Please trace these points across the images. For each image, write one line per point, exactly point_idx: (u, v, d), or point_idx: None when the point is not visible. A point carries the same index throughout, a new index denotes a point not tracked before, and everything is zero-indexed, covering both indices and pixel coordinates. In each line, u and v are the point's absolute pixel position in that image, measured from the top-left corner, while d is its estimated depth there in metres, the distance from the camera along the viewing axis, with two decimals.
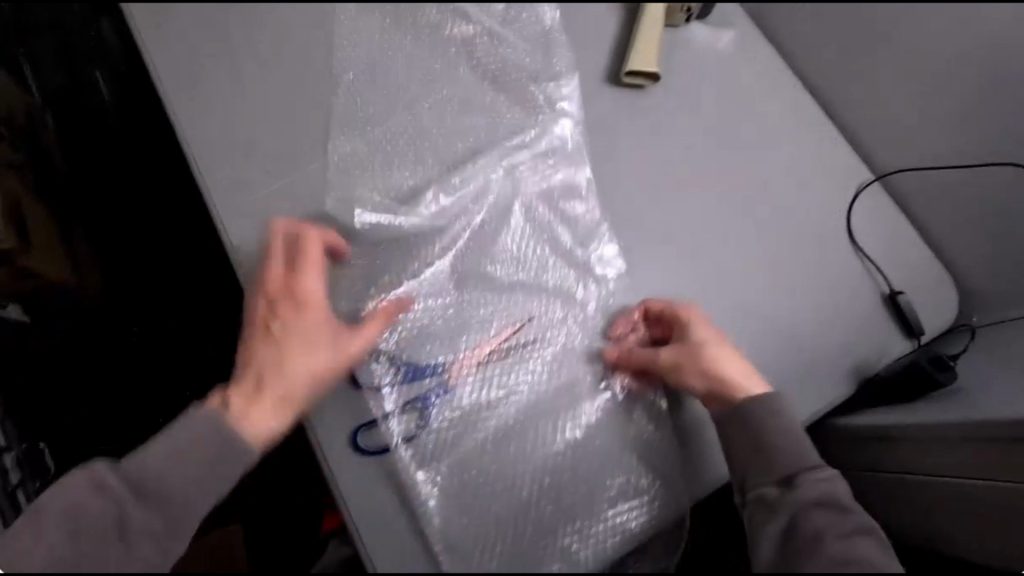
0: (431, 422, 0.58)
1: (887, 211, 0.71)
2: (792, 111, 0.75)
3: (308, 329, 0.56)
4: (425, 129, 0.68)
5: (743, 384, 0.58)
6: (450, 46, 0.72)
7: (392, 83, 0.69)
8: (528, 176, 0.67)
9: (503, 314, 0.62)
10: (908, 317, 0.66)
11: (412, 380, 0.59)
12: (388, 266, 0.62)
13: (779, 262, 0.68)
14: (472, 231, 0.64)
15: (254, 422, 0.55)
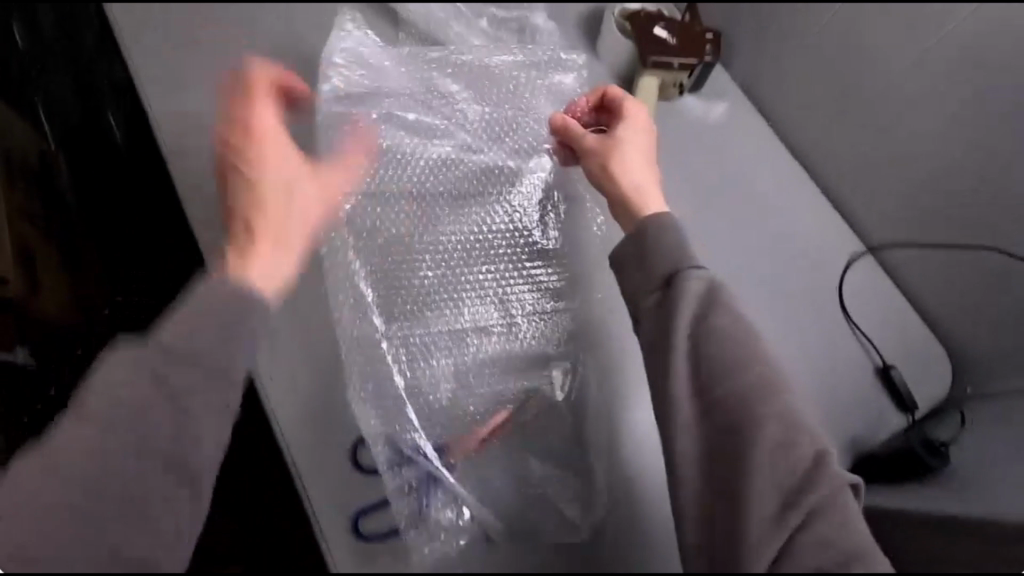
0: (427, 504, 0.59)
1: (878, 285, 0.73)
2: (783, 178, 0.78)
3: (281, 167, 0.56)
4: (418, 247, 0.65)
5: (649, 194, 0.58)
6: (436, 138, 0.69)
7: (377, 188, 0.65)
8: (539, 234, 0.67)
9: (505, 388, 0.63)
10: (901, 391, 0.66)
11: (410, 465, 0.59)
12: (396, 322, 0.62)
13: (775, 327, 0.69)
14: (477, 350, 0.63)
15: (263, 258, 0.50)
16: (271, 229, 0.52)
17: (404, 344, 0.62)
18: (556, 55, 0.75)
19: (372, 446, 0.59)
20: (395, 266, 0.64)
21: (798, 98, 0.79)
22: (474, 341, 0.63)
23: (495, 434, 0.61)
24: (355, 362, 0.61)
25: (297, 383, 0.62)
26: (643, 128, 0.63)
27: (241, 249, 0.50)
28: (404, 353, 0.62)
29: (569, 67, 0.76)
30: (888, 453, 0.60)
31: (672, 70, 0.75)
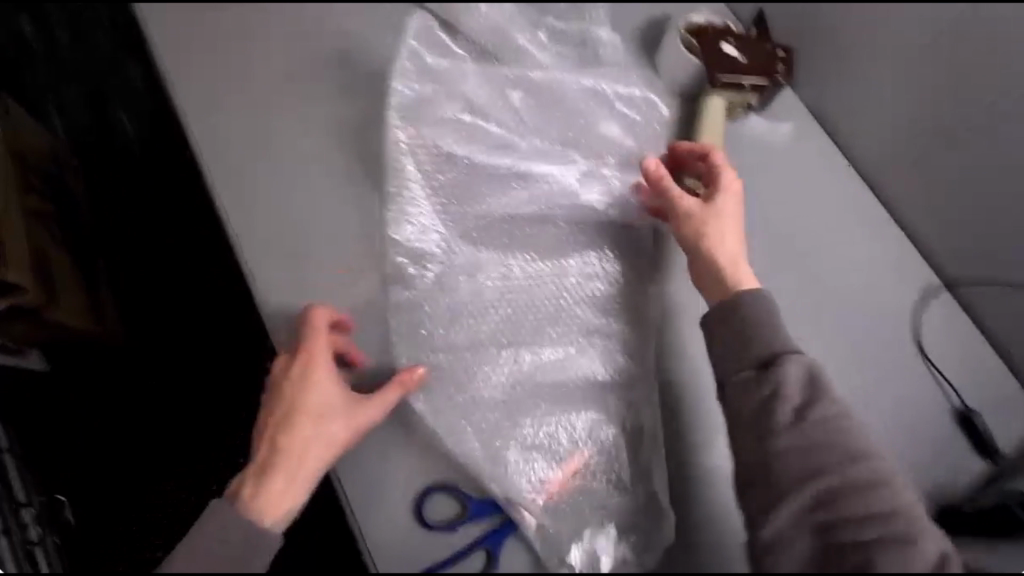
0: (497, 560, 0.55)
1: (959, 320, 0.68)
2: (853, 205, 0.74)
3: (314, 397, 0.55)
4: (487, 265, 0.65)
5: (739, 265, 0.58)
6: (504, 158, 0.68)
7: (445, 208, 0.66)
8: (604, 274, 0.65)
9: (574, 436, 0.59)
10: (984, 438, 0.63)
11: (477, 517, 0.56)
12: (464, 357, 0.61)
13: (847, 367, 0.66)
14: (551, 366, 0.61)
15: (277, 487, 0.52)
16: (293, 461, 0.53)
17: (469, 382, 0.60)
18: (621, 77, 0.74)
19: (437, 496, 0.57)
20: (462, 305, 0.63)
21: (871, 121, 0.75)
22: (547, 359, 0.61)
23: (570, 481, 0.57)
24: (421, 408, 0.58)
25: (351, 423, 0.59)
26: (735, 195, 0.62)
27: (261, 472, 0.53)
28: (464, 391, 0.59)
29: (635, 91, 0.74)
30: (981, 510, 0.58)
31: (741, 90, 0.71)
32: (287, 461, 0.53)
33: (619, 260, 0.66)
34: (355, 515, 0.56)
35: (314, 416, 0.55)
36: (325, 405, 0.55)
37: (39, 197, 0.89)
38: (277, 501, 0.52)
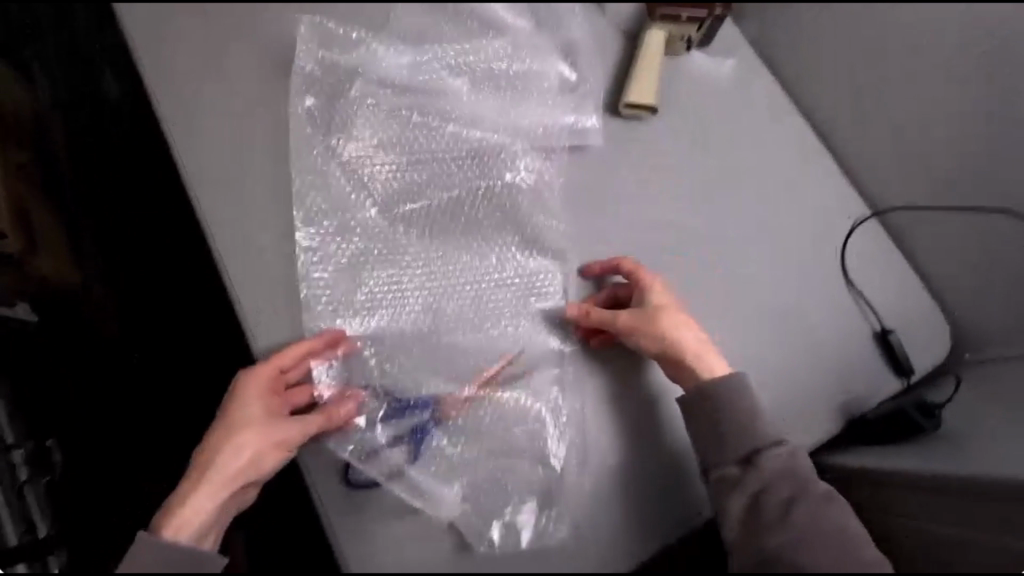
0: (420, 453, 0.61)
1: (885, 247, 0.71)
2: (793, 140, 0.74)
3: (243, 422, 0.59)
4: (402, 253, 0.66)
5: (711, 355, 0.62)
6: (417, 151, 0.68)
7: (358, 200, 0.66)
8: (534, 221, 0.68)
9: (497, 349, 0.65)
10: (899, 355, 0.66)
11: (403, 414, 0.62)
12: (382, 317, 0.64)
13: (771, 295, 0.68)
14: (455, 347, 0.64)
15: (190, 500, 0.58)
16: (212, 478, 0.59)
17: (388, 338, 0.64)
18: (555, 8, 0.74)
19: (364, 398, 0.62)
20: (385, 286, 0.65)
21: (810, 56, 0.77)
22: (466, 342, 0.64)
23: (484, 407, 0.63)
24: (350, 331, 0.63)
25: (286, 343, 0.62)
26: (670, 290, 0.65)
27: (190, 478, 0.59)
28: (380, 347, 0.64)
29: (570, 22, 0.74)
30: (882, 415, 0.63)
31: (680, 22, 0.72)
32: (208, 477, 0.59)
33: (534, 252, 0.67)
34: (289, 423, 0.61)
35: (236, 433, 0.59)
36: (246, 423, 0.59)
37: None
38: (191, 513, 0.58)
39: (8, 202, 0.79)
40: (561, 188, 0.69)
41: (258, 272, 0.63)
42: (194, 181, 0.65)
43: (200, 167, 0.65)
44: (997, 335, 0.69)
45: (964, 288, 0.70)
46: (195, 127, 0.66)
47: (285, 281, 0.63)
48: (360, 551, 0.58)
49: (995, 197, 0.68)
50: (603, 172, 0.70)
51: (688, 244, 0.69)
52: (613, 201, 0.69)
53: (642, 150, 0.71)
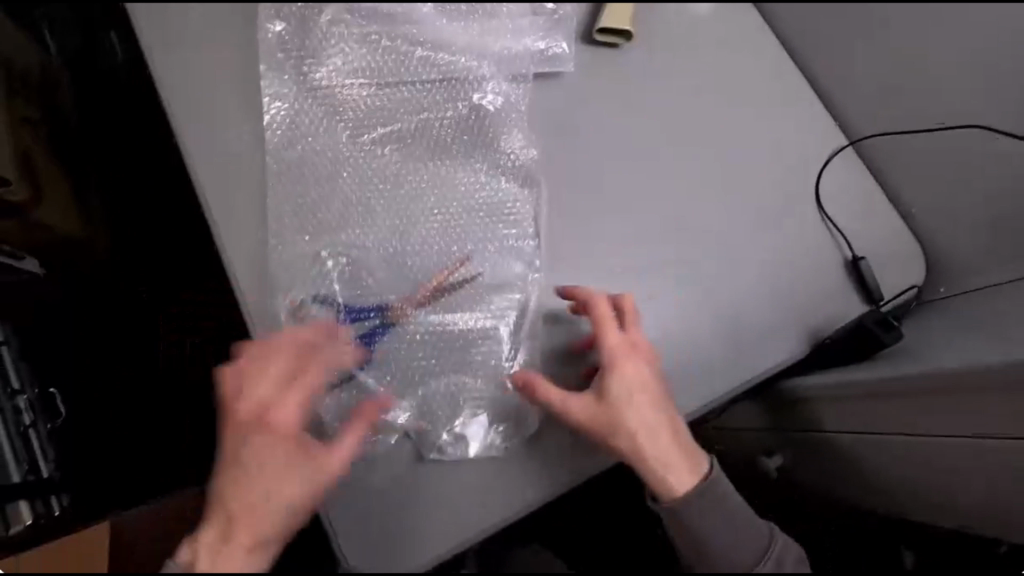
0: (370, 356, 0.60)
1: (860, 178, 0.70)
2: (777, 70, 0.72)
3: (266, 466, 0.54)
4: (371, 175, 0.64)
5: (682, 459, 0.58)
6: (389, 75, 0.66)
7: (329, 125, 0.64)
8: (502, 139, 0.66)
9: (446, 259, 0.63)
10: (868, 282, 0.66)
11: (352, 321, 0.61)
12: (351, 235, 0.62)
13: (738, 222, 0.67)
14: (424, 269, 0.63)
15: (229, 558, 0.53)
16: (241, 531, 0.53)
17: (356, 254, 0.62)
18: None
19: (313, 306, 0.61)
20: (354, 209, 0.63)
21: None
22: (434, 263, 0.63)
23: (450, 322, 0.62)
24: (311, 240, 0.62)
25: (254, 251, 0.62)
26: (653, 373, 0.59)
27: (216, 536, 0.53)
28: (343, 260, 0.62)
29: None
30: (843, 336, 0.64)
31: None
32: (235, 530, 0.53)
33: (506, 179, 0.65)
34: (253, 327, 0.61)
35: (261, 471, 0.54)
36: (267, 456, 0.54)
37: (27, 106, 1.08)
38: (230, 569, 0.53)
39: (14, 152, 1.01)
40: (529, 113, 0.68)
41: (221, 191, 0.63)
42: (161, 85, 0.64)
43: (160, 87, 0.64)
44: (979, 264, 0.67)
45: (948, 216, 0.68)
46: (153, 41, 0.64)
47: (244, 185, 0.63)
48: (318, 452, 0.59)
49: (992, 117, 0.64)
50: (576, 100, 0.68)
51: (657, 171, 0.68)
52: (579, 123, 0.68)
53: (615, 84, 0.69)
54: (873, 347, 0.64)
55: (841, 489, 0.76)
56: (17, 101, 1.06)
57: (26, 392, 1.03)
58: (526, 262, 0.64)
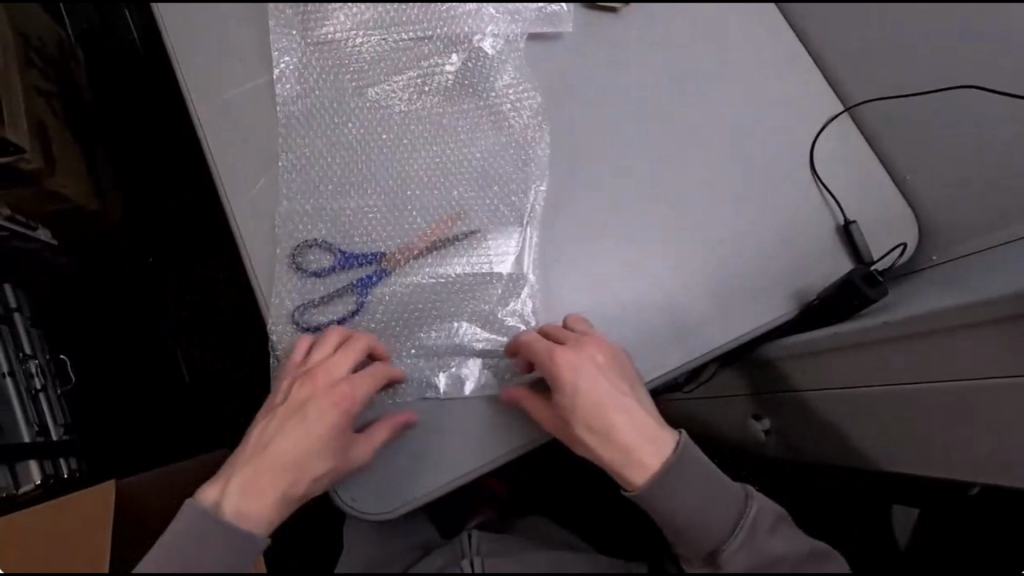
0: (365, 300, 0.62)
1: (854, 145, 0.71)
2: (773, 38, 0.73)
3: (313, 432, 0.56)
4: (376, 127, 0.65)
5: (645, 448, 0.57)
6: (393, 28, 0.67)
7: (336, 77, 0.66)
8: (502, 87, 0.67)
9: (444, 210, 0.64)
10: (858, 245, 0.67)
11: (349, 267, 0.62)
12: (352, 186, 0.64)
13: (731, 184, 0.68)
14: (424, 216, 0.64)
15: (259, 496, 0.54)
16: (266, 481, 0.55)
17: (353, 204, 0.63)
18: None
19: (311, 251, 0.62)
20: (355, 160, 0.64)
21: None
22: (433, 210, 0.64)
23: (446, 268, 0.63)
24: (313, 184, 0.64)
25: (257, 196, 0.63)
26: (614, 370, 0.59)
27: (243, 479, 0.55)
28: (340, 210, 0.63)
29: None
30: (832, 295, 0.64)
31: None
32: (261, 478, 0.55)
33: (506, 131, 0.66)
34: (254, 270, 0.62)
35: (307, 426, 0.56)
36: (317, 415, 0.56)
37: (43, 77, 1.11)
38: (254, 510, 0.54)
39: (33, 124, 1.02)
40: (529, 57, 0.69)
41: (227, 139, 0.64)
42: (172, 37, 0.66)
43: (172, 40, 0.66)
44: (970, 229, 0.67)
45: (941, 183, 0.68)
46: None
47: (247, 132, 0.64)
48: None
49: (988, 76, 0.63)
50: (576, 56, 0.69)
51: (653, 132, 0.69)
52: (576, 82, 0.69)
53: (611, 46, 0.70)
54: (863, 305, 0.64)
55: (822, 450, 0.78)
56: (32, 70, 1.07)
57: (38, 357, 1.00)
58: (522, 208, 0.65)
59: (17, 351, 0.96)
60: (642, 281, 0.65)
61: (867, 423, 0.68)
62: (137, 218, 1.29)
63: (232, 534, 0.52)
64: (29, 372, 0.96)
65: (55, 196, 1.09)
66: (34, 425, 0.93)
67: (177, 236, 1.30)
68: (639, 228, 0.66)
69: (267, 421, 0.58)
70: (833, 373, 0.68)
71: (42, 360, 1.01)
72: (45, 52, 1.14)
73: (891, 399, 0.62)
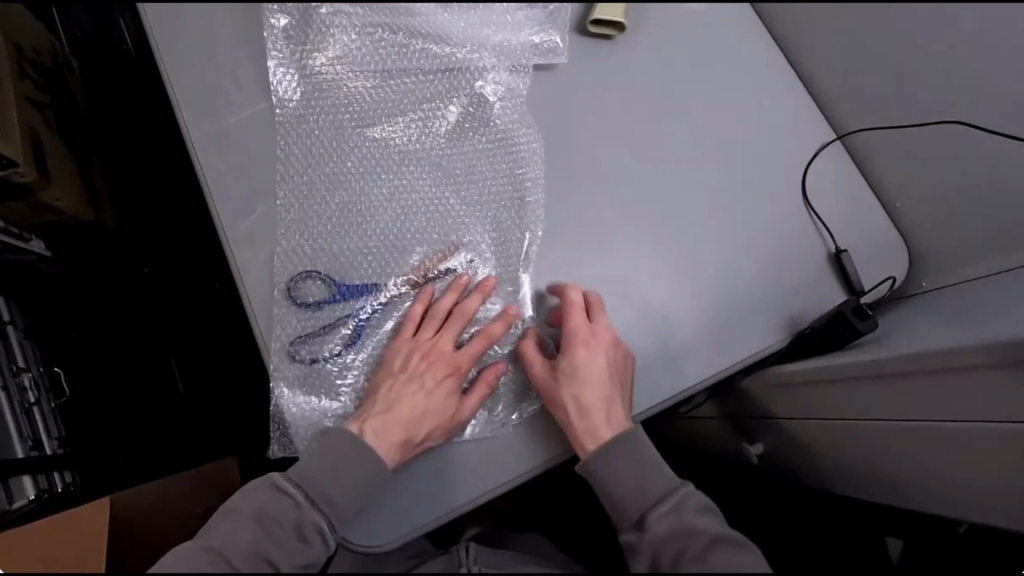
0: (360, 332, 0.63)
1: (844, 173, 0.72)
2: (766, 66, 0.74)
3: (434, 388, 0.61)
4: (376, 166, 0.65)
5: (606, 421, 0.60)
6: (391, 67, 0.67)
7: (335, 116, 0.66)
8: (501, 125, 0.67)
9: (441, 245, 0.65)
10: (850, 274, 0.68)
11: (345, 298, 0.63)
12: (349, 223, 0.64)
13: (724, 211, 0.69)
14: (424, 253, 0.64)
15: (397, 435, 0.58)
16: (400, 423, 0.59)
17: (350, 241, 0.64)
18: None
19: (308, 282, 0.63)
20: (354, 198, 0.65)
21: None
22: (433, 246, 0.65)
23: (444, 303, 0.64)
24: (311, 218, 0.64)
25: (253, 230, 0.63)
26: (611, 359, 0.62)
27: (378, 422, 0.59)
28: (337, 246, 0.63)
29: None
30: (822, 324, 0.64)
31: None
32: (395, 423, 0.59)
33: (504, 167, 0.67)
34: (248, 297, 0.62)
35: (433, 379, 0.61)
36: (439, 370, 0.61)
37: (36, 88, 1.10)
38: (394, 448, 0.58)
39: (27, 136, 1.02)
40: (529, 101, 0.69)
41: (222, 169, 0.64)
42: (169, 64, 0.66)
43: (166, 65, 0.66)
44: (952, 260, 0.69)
45: (928, 215, 0.69)
46: (159, 21, 0.66)
47: (245, 163, 0.64)
48: (310, 421, 0.61)
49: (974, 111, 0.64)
50: (575, 85, 0.70)
51: (647, 160, 0.69)
52: (570, 112, 0.69)
53: (606, 74, 0.71)
54: (853, 335, 0.63)
55: (814, 468, 0.80)
56: (25, 82, 1.07)
57: (31, 370, 1.00)
58: (515, 251, 0.65)
59: (11, 365, 0.97)
60: (636, 307, 0.66)
61: (855, 447, 0.69)
62: (130, 229, 1.28)
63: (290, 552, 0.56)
64: (21, 386, 0.96)
65: (46, 208, 1.07)
66: (28, 440, 0.93)
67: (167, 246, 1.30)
68: (635, 257, 0.67)
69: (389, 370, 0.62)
70: (820, 400, 0.69)
71: (35, 374, 1.01)
72: (38, 64, 1.13)
73: (879, 427, 0.63)
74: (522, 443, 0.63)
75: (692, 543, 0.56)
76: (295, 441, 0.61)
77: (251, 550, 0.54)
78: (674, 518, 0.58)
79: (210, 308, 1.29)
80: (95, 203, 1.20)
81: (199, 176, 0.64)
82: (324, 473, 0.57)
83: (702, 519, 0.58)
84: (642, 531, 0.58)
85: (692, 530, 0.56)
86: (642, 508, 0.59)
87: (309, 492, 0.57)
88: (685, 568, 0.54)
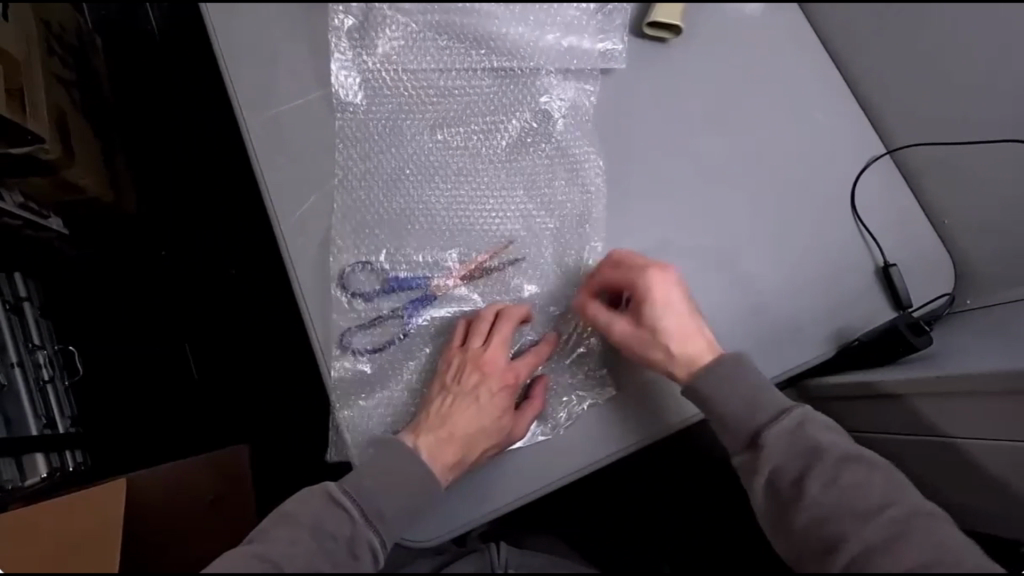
0: (411, 326, 0.64)
1: (894, 188, 0.72)
2: (817, 75, 0.73)
3: (487, 406, 0.62)
4: (432, 168, 0.66)
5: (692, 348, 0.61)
6: (451, 72, 0.67)
7: (393, 116, 0.66)
8: (558, 136, 0.68)
9: (491, 244, 0.66)
10: (899, 288, 0.68)
11: (401, 289, 0.64)
12: (407, 225, 0.65)
13: (775, 221, 0.69)
14: (477, 260, 0.65)
15: (455, 453, 0.60)
16: (455, 441, 0.61)
17: (408, 242, 0.65)
18: None
19: (360, 274, 0.64)
20: (412, 203, 0.65)
21: None
22: (487, 253, 0.65)
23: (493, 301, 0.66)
24: (366, 213, 0.64)
25: (305, 221, 0.64)
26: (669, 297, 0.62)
27: (433, 438, 0.61)
28: (393, 244, 0.64)
29: None
30: (874, 339, 0.65)
31: None
32: (451, 441, 0.61)
33: (559, 176, 0.67)
34: (301, 288, 0.63)
35: (486, 398, 0.63)
36: (492, 390, 0.63)
37: (61, 65, 1.09)
38: (450, 464, 0.60)
39: (53, 114, 1.01)
40: (585, 104, 0.68)
41: (275, 158, 0.64)
42: (220, 50, 0.65)
43: (218, 50, 0.65)
44: (999, 277, 0.69)
45: (979, 232, 0.69)
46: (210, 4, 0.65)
47: (299, 153, 0.65)
48: (359, 416, 0.63)
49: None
50: (630, 89, 0.69)
51: (700, 166, 0.69)
52: (623, 115, 0.69)
53: (660, 78, 0.70)
54: (907, 349, 0.65)
55: None
56: (51, 58, 1.06)
57: (46, 348, 1.01)
58: (564, 255, 0.66)
59: (27, 342, 0.97)
60: None
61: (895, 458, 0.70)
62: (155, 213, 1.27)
63: (335, 555, 0.55)
64: (36, 363, 0.97)
65: (68, 185, 1.05)
66: (41, 417, 0.94)
67: (180, 226, 1.25)
68: (683, 262, 0.67)
69: (441, 386, 0.63)
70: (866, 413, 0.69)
71: (50, 351, 1.01)
72: (64, 43, 1.12)
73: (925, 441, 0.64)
74: (570, 439, 0.64)
75: (816, 466, 0.55)
76: (342, 431, 0.63)
77: (305, 563, 0.53)
78: (795, 441, 0.56)
79: (220, 296, 1.23)
80: (115, 184, 1.18)
81: (253, 164, 0.64)
82: (378, 479, 0.59)
83: (823, 438, 0.56)
84: (754, 453, 0.57)
85: (817, 449, 0.55)
86: (753, 432, 0.58)
87: (364, 507, 0.58)
88: (810, 489, 0.54)
